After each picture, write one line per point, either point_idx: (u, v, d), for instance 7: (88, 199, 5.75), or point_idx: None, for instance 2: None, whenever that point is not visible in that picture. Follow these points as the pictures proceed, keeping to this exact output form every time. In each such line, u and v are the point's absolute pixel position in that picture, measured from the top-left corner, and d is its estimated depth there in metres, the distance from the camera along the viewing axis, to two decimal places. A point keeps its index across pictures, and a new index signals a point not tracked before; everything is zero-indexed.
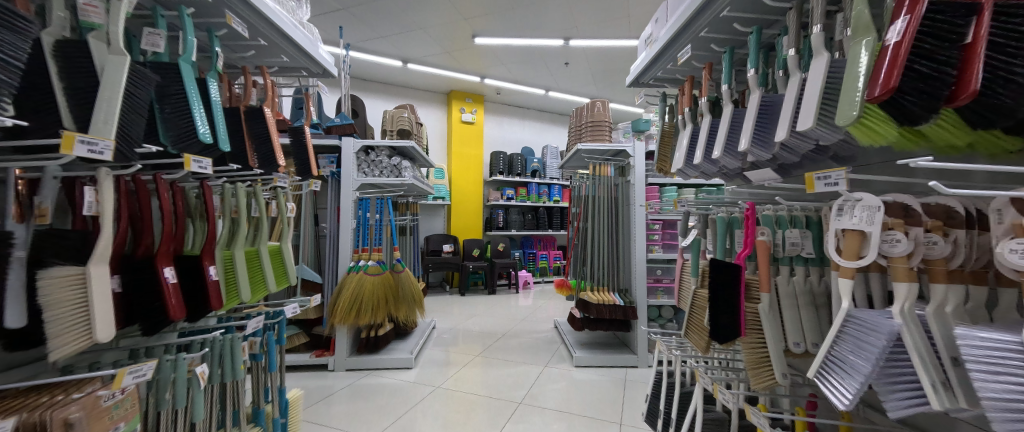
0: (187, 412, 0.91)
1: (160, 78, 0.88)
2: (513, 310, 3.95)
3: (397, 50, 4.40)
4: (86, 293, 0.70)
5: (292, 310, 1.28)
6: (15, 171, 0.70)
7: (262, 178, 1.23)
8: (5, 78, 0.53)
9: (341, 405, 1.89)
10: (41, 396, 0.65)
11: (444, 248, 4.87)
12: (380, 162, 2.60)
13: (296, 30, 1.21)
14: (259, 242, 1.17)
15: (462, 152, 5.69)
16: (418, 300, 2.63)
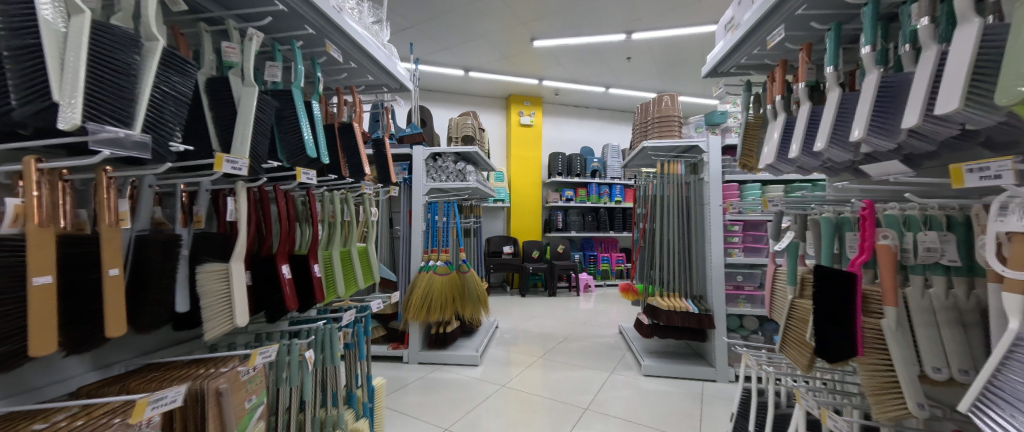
0: (298, 390, 1.04)
1: (279, 102, 1.02)
2: (574, 313, 3.86)
3: (459, 61, 4.59)
4: (229, 284, 0.83)
5: (377, 305, 1.40)
6: (181, 186, 0.87)
7: (351, 186, 1.37)
8: (178, 111, 0.66)
9: (415, 395, 2.01)
10: (198, 369, 0.79)
11: (505, 248, 4.95)
12: (447, 167, 2.73)
13: (380, 52, 1.33)
14: (351, 243, 1.29)
15: (521, 155, 5.74)
16: (483, 300, 2.69)
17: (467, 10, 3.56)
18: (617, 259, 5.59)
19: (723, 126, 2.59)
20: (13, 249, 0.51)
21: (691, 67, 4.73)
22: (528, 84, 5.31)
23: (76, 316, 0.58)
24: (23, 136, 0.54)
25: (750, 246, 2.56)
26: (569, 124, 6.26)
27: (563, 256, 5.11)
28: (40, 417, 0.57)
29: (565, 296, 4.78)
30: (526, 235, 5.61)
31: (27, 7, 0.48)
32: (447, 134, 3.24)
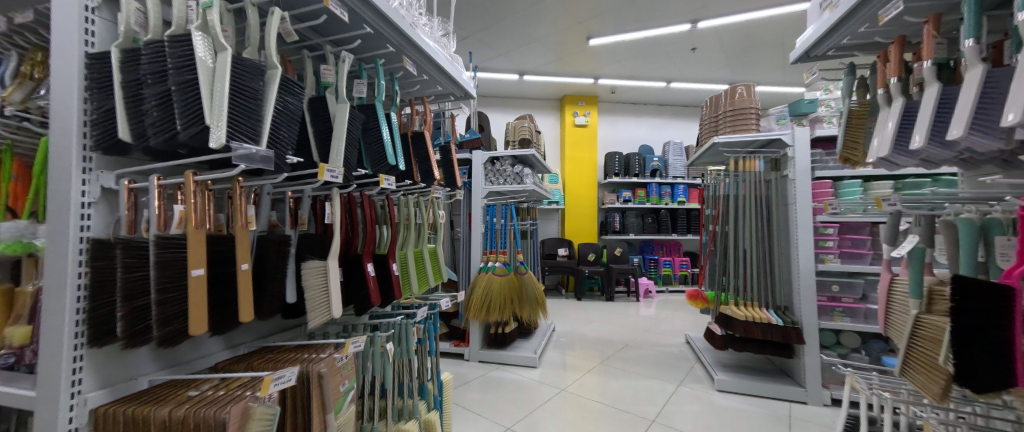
0: (380, 379, 1.12)
1: (365, 116, 1.11)
2: (632, 319, 3.68)
3: (514, 65, 4.63)
4: (326, 280, 0.93)
5: (445, 303, 1.47)
6: (289, 193, 1.00)
7: (422, 190, 1.45)
8: (292, 128, 0.75)
9: (476, 393, 2.06)
10: (305, 353, 0.90)
11: (560, 251, 4.88)
12: (505, 170, 2.78)
13: (449, 63, 1.39)
14: (422, 244, 1.37)
15: (576, 155, 5.60)
16: (541, 302, 2.68)
17: (523, 15, 3.58)
18: (680, 264, 5.23)
19: (813, 117, 2.26)
20: (176, 246, 0.62)
21: (766, 53, 4.29)
22: (583, 84, 5.19)
23: (219, 304, 0.69)
24: (182, 154, 0.65)
25: (848, 252, 2.19)
26: (629, 122, 6.00)
27: (621, 259, 4.89)
28: (192, 385, 0.68)
29: (623, 301, 4.57)
30: (581, 238, 5.46)
31: (187, 48, 0.58)
32: (505, 138, 3.27)
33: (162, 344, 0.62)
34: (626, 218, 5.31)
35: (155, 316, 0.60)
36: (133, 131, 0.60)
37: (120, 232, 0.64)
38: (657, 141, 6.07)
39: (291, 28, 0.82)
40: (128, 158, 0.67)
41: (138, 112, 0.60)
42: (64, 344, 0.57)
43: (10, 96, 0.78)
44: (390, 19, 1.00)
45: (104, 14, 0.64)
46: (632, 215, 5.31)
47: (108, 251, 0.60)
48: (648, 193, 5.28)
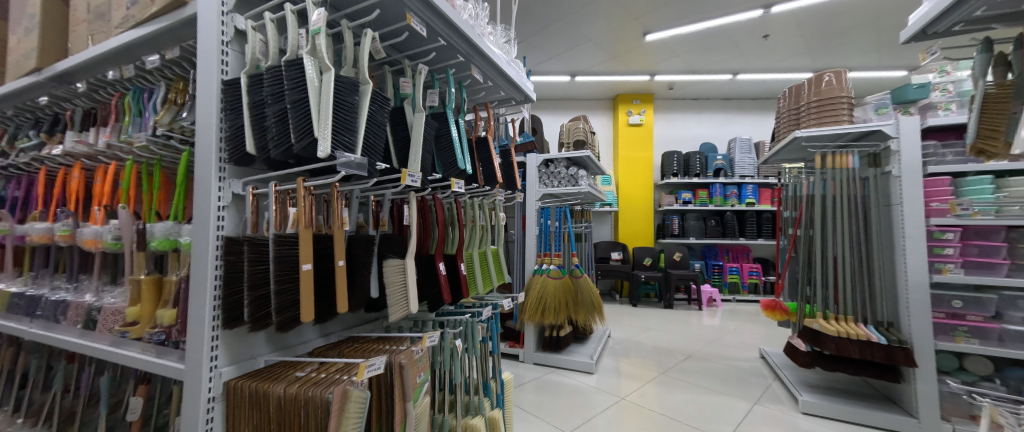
0: (450, 374, 1.17)
1: (438, 123, 1.17)
2: (691, 329, 3.44)
3: (566, 67, 4.56)
4: (404, 277, 1.00)
5: (508, 303, 1.49)
6: (372, 197, 1.09)
7: (488, 194, 1.48)
8: (380, 136, 0.81)
9: (531, 394, 2.07)
10: (387, 345, 0.97)
11: (613, 255, 4.70)
12: (559, 173, 2.78)
13: (512, 69, 1.41)
14: (486, 246, 1.41)
15: (630, 156, 5.39)
16: (598, 308, 2.59)
17: (577, 15, 3.53)
18: (749, 271, 4.79)
19: (924, 103, 1.97)
20: (290, 244, 0.71)
21: (855, 34, 3.78)
22: (638, 81, 4.96)
23: (322, 295, 0.77)
24: (292, 163, 0.74)
25: (973, 261, 1.85)
26: (689, 118, 5.61)
27: (680, 265, 4.58)
28: (299, 367, 0.77)
29: (683, 309, 4.28)
30: (636, 242, 5.25)
31: (301, 70, 0.66)
32: (559, 139, 3.24)
33: (280, 329, 0.71)
34: (685, 220, 4.98)
35: (274, 304, 0.69)
36: (257, 145, 0.69)
37: (247, 231, 0.75)
38: (723, 137, 5.59)
39: (379, 46, 0.89)
40: (251, 168, 0.78)
41: (261, 128, 0.69)
42: (205, 324, 0.69)
43: (163, 119, 0.94)
44: (464, 33, 1.05)
45: (235, 46, 0.75)
46: (692, 217, 4.96)
47: (237, 248, 0.71)
48: (711, 194, 4.91)
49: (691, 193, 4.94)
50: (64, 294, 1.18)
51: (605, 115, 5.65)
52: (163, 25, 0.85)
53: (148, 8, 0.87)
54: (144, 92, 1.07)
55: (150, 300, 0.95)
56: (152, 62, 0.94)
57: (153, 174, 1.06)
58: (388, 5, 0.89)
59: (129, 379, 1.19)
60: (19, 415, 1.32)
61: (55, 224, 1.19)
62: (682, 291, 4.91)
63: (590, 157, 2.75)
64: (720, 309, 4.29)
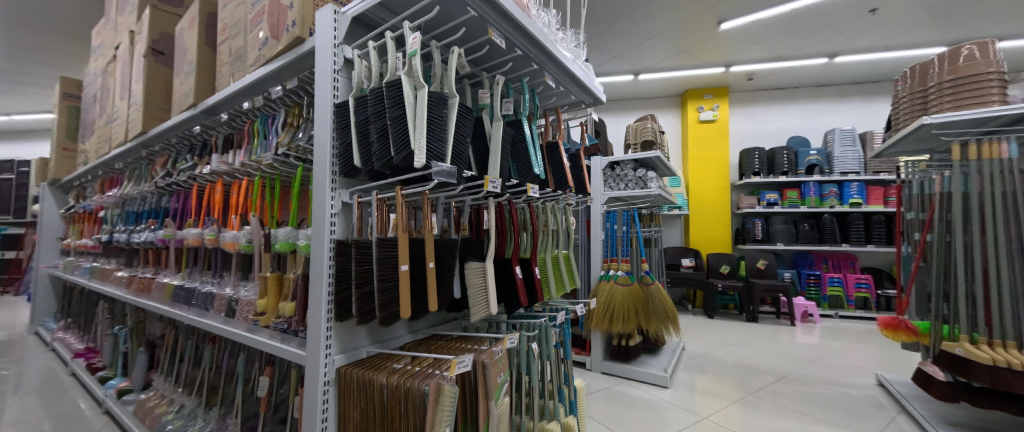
0: (526, 376, 1.18)
1: (514, 131, 1.18)
2: (779, 346, 3.08)
3: (629, 66, 4.39)
4: (484, 280, 1.02)
5: (579, 309, 1.46)
6: (454, 202, 1.15)
7: (560, 198, 1.46)
8: (465, 146, 0.86)
9: (600, 404, 2.02)
10: (469, 344, 1.01)
11: (684, 261, 4.39)
12: (626, 175, 2.68)
13: (585, 73, 1.39)
14: (559, 250, 1.40)
15: (702, 154, 5.01)
16: (672, 316, 2.43)
17: (640, 10, 3.37)
18: (855, 283, 4.12)
19: None
20: (390, 246, 0.79)
21: None
22: (712, 74, 4.59)
23: (416, 294, 0.84)
24: (390, 173, 0.82)
25: None
26: (773, 111, 5.03)
27: (765, 274, 4.07)
28: (395, 359, 0.85)
29: (770, 324, 3.83)
30: (710, 248, 4.85)
31: (398, 91, 0.74)
32: (624, 140, 3.11)
33: (383, 323, 0.79)
34: (771, 224, 4.47)
35: (378, 301, 0.77)
36: (363, 158, 0.79)
37: (353, 234, 0.85)
38: (816, 130, 4.92)
39: (464, 61, 0.94)
40: (356, 179, 0.87)
41: (366, 144, 0.78)
42: (322, 317, 0.79)
43: (284, 140, 1.09)
44: (540, 42, 1.08)
45: (343, 74, 0.86)
46: (778, 220, 4.43)
47: (346, 250, 0.81)
48: (802, 194, 4.36)
49: (776, 194, 4.40)
50: (211, 287, 1.43)
51: (673, 112, 5.28)
52: (286, 60, 1.00)
53: (275, 47, 1.04)
54: (269, 118, 1.25)
55: (274, 294, 1.11)
56: (277, 92, 1.10)
57: (274, 187, 1.24)
58: (472, 22, 0.95)
59: (259, 361, 1.40)
60: (180, 385, 1.63)
61: (204, 230, 1.46)
62: (768, 303, 4.42)
63: (660, 157, 2.61)
64: (817, 325, 3.78)
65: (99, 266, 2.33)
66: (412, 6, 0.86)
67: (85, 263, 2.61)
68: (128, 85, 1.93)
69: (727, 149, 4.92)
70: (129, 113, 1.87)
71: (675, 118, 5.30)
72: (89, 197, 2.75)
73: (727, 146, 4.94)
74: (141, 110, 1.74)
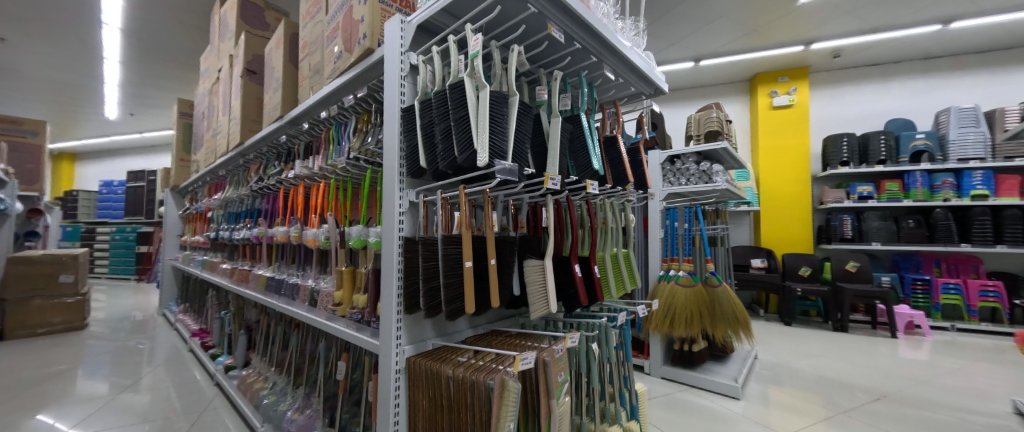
0: (586, 377, 1.16)
1: (572, 126, 1.16)
2: (873, 360, 2.73)
3: (691, 51, 4.12)
4: (544, 278, 1.02)
5: (641, 310, 1.41)
6: (512, 199, 1.16)
7: (621, 194, 1.41)
8: (524, 143, 0.86)
9: (662, 411, 1.94)
10: (526, 341, 1.01)
11: (755, 262, 4.06)
12: (687, 169, 2.54)
13: (647, 62, 1.32)
14: (619, 248, 1.36)
15: (777, 144, 4.57)
16: (743, 321, 2.24)
17: None
18: (978, 290, 3.54)
19: None
20: (455, 243, 0.82)
21: None
22: (790, 54, 4.18)
23: (480, 290, 0.86)
24: (452, 174, 0.85)
25: None
26: (865, 91, 4.45)
27: (857, 278, 3.58)
28: (458, 352, 0.88)
29: (864, 334, 3.41)
30: (788, 248, 4.44)
31: (461, 93, 0.76)
32: (685, 131, 2.95)
33: (448, 318, 0.82)
34: (864, 221, 3.96)
35: (445, 296, 0.80)
36: (428, 159, 0.82)
37: (420, 232, 0.89)
38: (922, 111, 4.27)
39: (524, 58, 0.95)
40: (422, 179, 0.91)
41: (431, 145, 0.82)
42: (392, 310, 0.84)
43: (355, 145, 1.17)
44: (600, 33, 1.05)
45: (409, 79, 0.90)
46: (874, 216, 3.92)
47: (414, 247, 0.86)
48: (906, 186, 3.82)
49: (872, 186, 3.90)
50: (296, 279, 1.59)
51: (742, 99, 4.87)
52: (357, 70, 1.07)
53: (347, 60, 1.12)
54: (342, 126, 1.36)
55: (348, 286, 1.20)
56: (349, 100, 1.18)
57: (347, 188, 1.34)
58: (532, 18, 0.95)
59: (335, 348, 1.52)
60: (273, 366, 1.83)
61: (289, 228, 1.62)
62: (862, 311, 3.94)
63: (728, 149, 2.44)
64: (926, 339, 3.30)
65: (208, 259, 2.68)
66: (473, 8, 0.88)
67: (197, 256, 3.01)
68: (228, 103, 2.19)
69: (808, 137, 4.44)
70: (230, 126, 2.12)
71: (743, 105, 4.89)
72: (199, 200, 3.17)
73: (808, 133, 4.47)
74: (239, 124, 1.97)
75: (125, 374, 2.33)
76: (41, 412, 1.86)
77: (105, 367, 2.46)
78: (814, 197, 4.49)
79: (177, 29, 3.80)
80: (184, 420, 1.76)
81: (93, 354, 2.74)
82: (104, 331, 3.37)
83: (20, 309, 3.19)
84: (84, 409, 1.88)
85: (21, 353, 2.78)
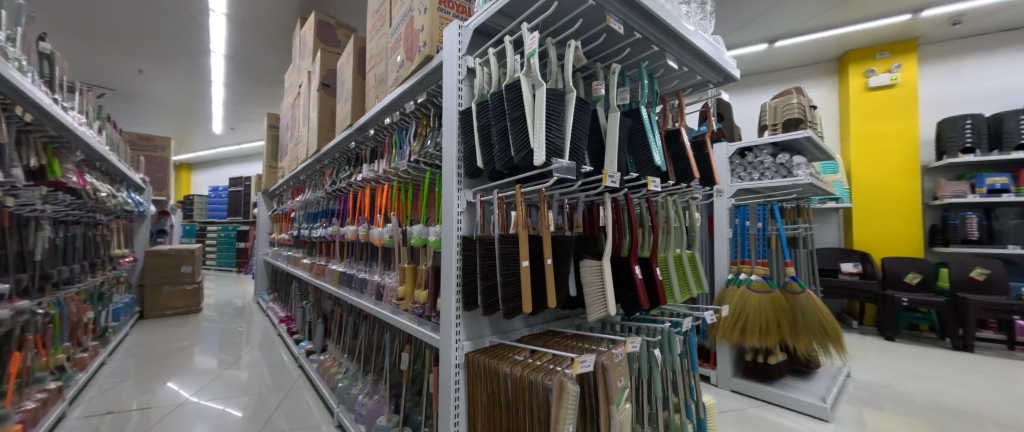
0: (648, 385, 1.11)
1: (631, 121, 1.11)
2: (1005, 388, 2.30)
3: (766, 32, 3.63)
4: (602, 278, 0.99)
5: (709, 316, 1.32)
6: (568, 198, 1.14)
7: (686, 191, 1.32)
8: (581, 140, 0.84)
9: (735, 427, 1.80)
10: (584, 343, 0.99)
11: (847, 266, 3.65)
12: (761, 162, 2.34)
13: (716, 48, 1.23)
14: (683, 248, 1.29)
15: (875, 130, 3.92)
16: (831, 333, 2.01)
17: None
18: None
19: None
20: (512, 243, 0.82)
21: None
22: (894, 25, 3.52)
23: (536, 289, 0.85)
24: (507, 173, 0.85)
25: None
26: (997, 63, 3.59)
27: (986, 288, 3.07)
28: (515, 351, 0.88)
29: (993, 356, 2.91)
30: (890, 251, 3.82)
31: (517, 92, 0.76)
32: (760, 120, 2.69)
33: (506, 316, 0.82)
34: (996, 219, 3.32)
35: (502, 294, 0.81)
36: (485, 159, 0.83)
37: (477, 231, 0.91)
38: None
39: (581, 53, 0.93)
40: (478, 179, 0.93)
41: (488, 145, 0.83)
42: (451, 307, 0.86)
43: (416, 148, 1.23)
44: (662, 21, 0.99)
45: (466, 83, 0.92)
46: (1011, 213, 3.28)
47: (471, 246, 0.88)
48: None
49: (1007, 178, 3.24)
50: (364, 275, 1.69)
51: (828, 82, 4.22)
52: (417, 77, 1.12)
53: (409, 67, 1.18)
54: (403, 130, 1.43)
55: (410, 282, 1.25)
56: (411, 106, 1.24)
57: (410, 188, 1.41)
58: (590, 11, 0.93)
59: (399, 339, 1.58)
60: (347, 352, 1.96)
61: (358, 226, 1.73)
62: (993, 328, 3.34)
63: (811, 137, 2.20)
64: None
65: (293, 254, 2.93)
66: (528, 7, 0.88)
67: (283, 252, 3.31)
68: (308, 114, 2.39)
69: (916, 122, 3.75)
70: (309, 135, 2.32)
71: (831, 88, 4.22)
72: (285, 202, 3.49)
73: (916, 117, 3.77)
74: (316, 133, 2.15)
75: (230, 352, 2.65)
76: (170, 381, 2.18)
77: (215, 345, 2.82)
78: (924, 192, 3.82)
79: (263, 48, 4.18)
80: (277, 396, 1.95)
81: (205, 334, 3.14)
82: (214, 314, 3.86)
83: (154, 294, 3.72)
84: (197, 381, 2.15)
85: (154, 330, 3.28)
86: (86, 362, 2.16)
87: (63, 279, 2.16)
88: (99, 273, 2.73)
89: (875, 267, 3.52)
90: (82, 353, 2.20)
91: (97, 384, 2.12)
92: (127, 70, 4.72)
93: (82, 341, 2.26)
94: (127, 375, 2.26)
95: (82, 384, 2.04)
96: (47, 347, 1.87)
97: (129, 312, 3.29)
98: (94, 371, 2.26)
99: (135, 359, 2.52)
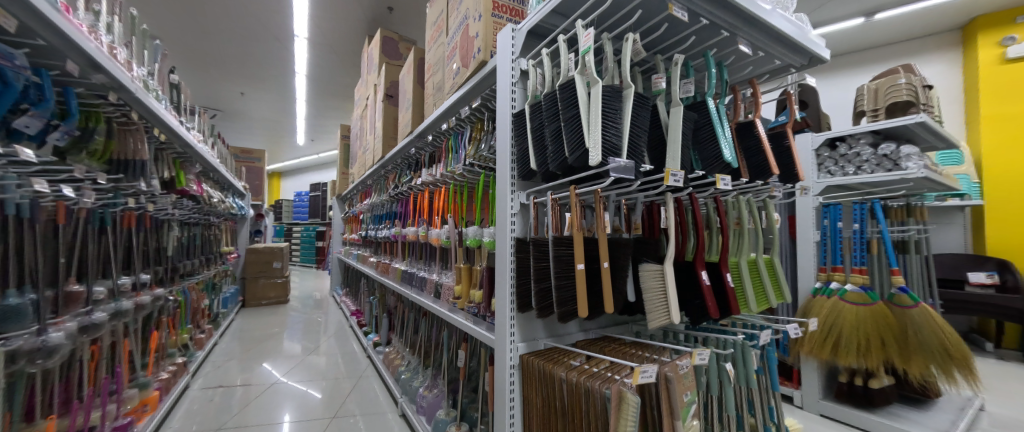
0: (719, 401, 1.02)
1: (699, 115, 1.04)
2: None
3: (864, 4, 3.20)
4: (664, 283, 0.93)
5: (791, 328, 1.19)
6: (625, 199, 1.09)
7: (761, 189, 1.20)
8: (639, 138, 0.79)
9: None
10: (644, 352, 0.93)
11: (977, 276, 3.08)
12: (857, 155, 2.07)
13: (801, 28, 1.11)
14: (759, 252, 1.17)
15: (1016, 109, 3.26)
16: (956, 355, 1.70)
17: None
18: None
19: None
20: (566, 245, 0.80)
21: None
22: None
23: (592, 294, 0.82)
24: (562, 174, 0.83)
25: None
26: None
27: None
28: (571, 356, 0.86)
29: None
30: None
31: (571, 91, 0.74)
32: (856, 106, 2.37)
33: (561, 319, 0.80)
34: None
35: (556, 298, 0.78)
36: (538, 160, 0.82)
37: (531, 232, 0.90)
38: None
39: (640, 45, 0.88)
40: (532, 180, 0.92)
41: (541, 146, 0.82)
42: (506, 308, 0.86)
43: (471, 152, 1.25)
44: (733, 4, 0.91)
45: (520, 84, 0.92)
46: None
47: (525, 248, 0.87)
48: None
49: None
50: (424, 273, 1.77)
51: (946, 57, 3.62)
52: (472, 83, 1.14)
53: (464, 73, 1.21)
54: (459, 135, 1.46)
55: (466, 282, 1.27)
56: (466, 111, 1.27)
57: (467, 191, 1.45)
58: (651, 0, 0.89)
59: (458, 337, 1.61)
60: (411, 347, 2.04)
61: (419, 228, 1.81)
62: None
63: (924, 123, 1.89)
64: None
65: (361, 253, 3.13)
66: (583, 4, 0.85)
67: (354, 251, 3.56)
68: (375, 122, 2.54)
69: None
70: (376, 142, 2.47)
71: (952, 63, 3.60)
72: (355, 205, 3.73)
73: None
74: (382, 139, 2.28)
75: (312, 340, 2.91)
76: (266, 362, 2.44)
77: (300, 333, 3.11)
78: None
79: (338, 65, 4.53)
80: (353, 383, 2.09)
81: (292, 323, 3.47)
82: (299, 305, 4.26)
83: (252, 286, 4.20)
84: (287, 364, 2.38)
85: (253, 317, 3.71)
86: (204, 342, 2.50)
87: (187, 271, 2.51)
88: (213, 266, 3.15)
89: (1017, 278, 2.94)
90: (201, 334, 2.55)
91: (211, 361, 2.45)
92: (232, 93, 5.38)
93: (200, 324, 2.61)
94: (233, 355, 2.57)
95: (200, 360, 2.37)
96: (176, 327, 2.18)
97: (234, 301, 3.76)
98: (209, 350, 2.60)
99: (239, 342, 2.87)
